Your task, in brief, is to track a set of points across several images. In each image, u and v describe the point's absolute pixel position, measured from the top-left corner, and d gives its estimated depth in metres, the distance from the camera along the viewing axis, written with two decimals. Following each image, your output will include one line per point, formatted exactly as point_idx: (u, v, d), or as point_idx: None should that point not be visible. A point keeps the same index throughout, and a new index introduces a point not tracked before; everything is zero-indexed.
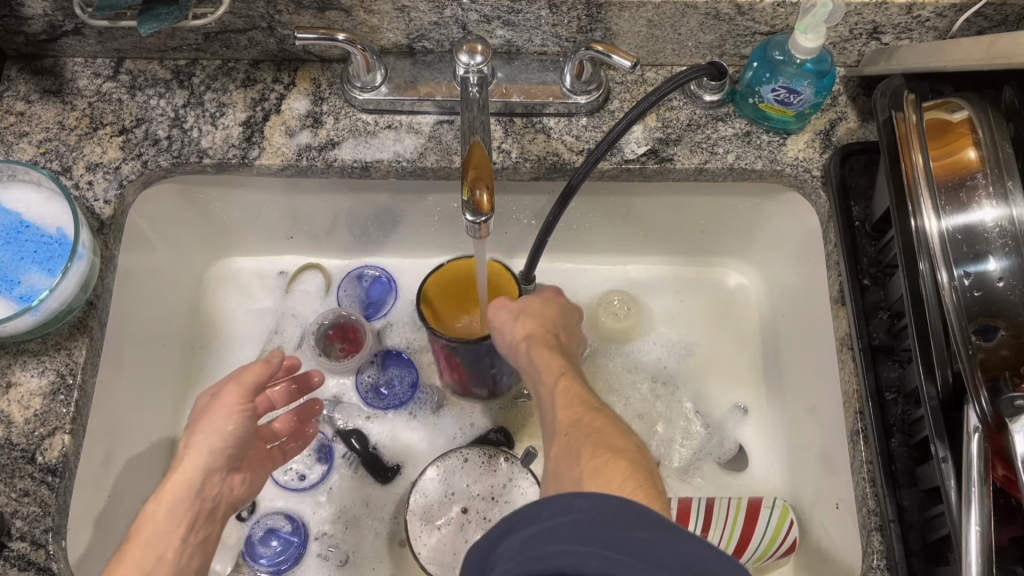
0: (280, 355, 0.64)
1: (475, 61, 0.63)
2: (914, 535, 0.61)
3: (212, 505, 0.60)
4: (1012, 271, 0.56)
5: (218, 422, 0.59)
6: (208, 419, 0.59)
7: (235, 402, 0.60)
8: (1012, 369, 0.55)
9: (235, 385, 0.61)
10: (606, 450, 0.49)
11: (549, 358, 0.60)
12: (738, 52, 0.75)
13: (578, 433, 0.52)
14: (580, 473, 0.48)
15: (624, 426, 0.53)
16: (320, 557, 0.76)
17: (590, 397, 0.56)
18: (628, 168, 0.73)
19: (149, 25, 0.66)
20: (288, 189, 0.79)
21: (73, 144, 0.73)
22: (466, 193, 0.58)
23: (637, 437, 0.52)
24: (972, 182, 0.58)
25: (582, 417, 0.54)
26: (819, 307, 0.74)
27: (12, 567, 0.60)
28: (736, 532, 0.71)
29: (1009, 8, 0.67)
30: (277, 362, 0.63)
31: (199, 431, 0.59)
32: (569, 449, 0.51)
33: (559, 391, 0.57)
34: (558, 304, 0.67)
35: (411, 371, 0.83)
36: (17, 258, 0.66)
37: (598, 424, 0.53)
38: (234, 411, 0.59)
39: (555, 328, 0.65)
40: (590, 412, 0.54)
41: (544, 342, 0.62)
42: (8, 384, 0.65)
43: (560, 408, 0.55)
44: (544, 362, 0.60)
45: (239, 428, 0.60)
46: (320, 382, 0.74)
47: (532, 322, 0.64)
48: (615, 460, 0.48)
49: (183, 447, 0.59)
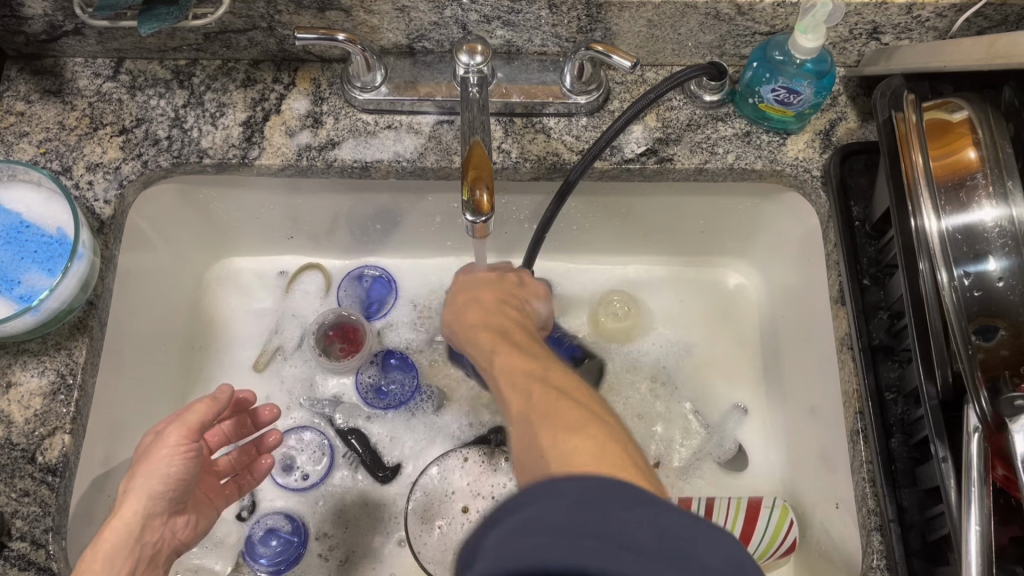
0: (227, 393, 0.62)
1: (475, 61, 0.63)
2: (914, 535, 0.61)
3: (153, 551, 0.58)
4: (1012, 271, 0.56)
5: (159, 464, 0.57)
6: (148, 462, 0.58)
7: (178, 441, 0.58)
8: (1012, 369, 0.55)
9: (178, 424, 0.59)
10: (574, 422, 0.46)
11: (496, 342, 0.56)
12: (738, 52, 0.75)
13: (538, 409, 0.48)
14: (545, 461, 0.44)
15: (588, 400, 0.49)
16: (320, 557, 0.77)
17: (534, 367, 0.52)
18: (628, 168, 0.73)
19: (148, 25, 0.66)
20: (289, 189, 0.79)
21: (73, 144, 0.73)
22: (466, 193, 0.58)
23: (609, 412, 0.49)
24: (972, 183, 0.58)
25: (536, 390, 0.49)
26: (819, 307, 0.74)
27: (12, 567, 0.60)
28: (735, 530, 0.71)
29: (1008, 8, 0.67)
30: (224, 399, 0.62)
31: (138, 474, 0.57)
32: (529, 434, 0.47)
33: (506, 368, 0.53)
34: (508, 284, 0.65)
35: (412, 373, 0.83)
36: (17, 258, 0.66)
37: (558, 395, 0.49)
38: (176, 452, 0.58)
39: (505, 307, 0.62)
40: (544, 386, 0.50)
41: (493, 325, 0.59)
42: (8, 384, 0.65)
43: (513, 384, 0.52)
44: (489, 345, 0.56)
45: (181, 470, 0.58)
46: (271, 417, 0.73)
47: (479, 310, 0.61)
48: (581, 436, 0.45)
49: (122, 494, 0.57)
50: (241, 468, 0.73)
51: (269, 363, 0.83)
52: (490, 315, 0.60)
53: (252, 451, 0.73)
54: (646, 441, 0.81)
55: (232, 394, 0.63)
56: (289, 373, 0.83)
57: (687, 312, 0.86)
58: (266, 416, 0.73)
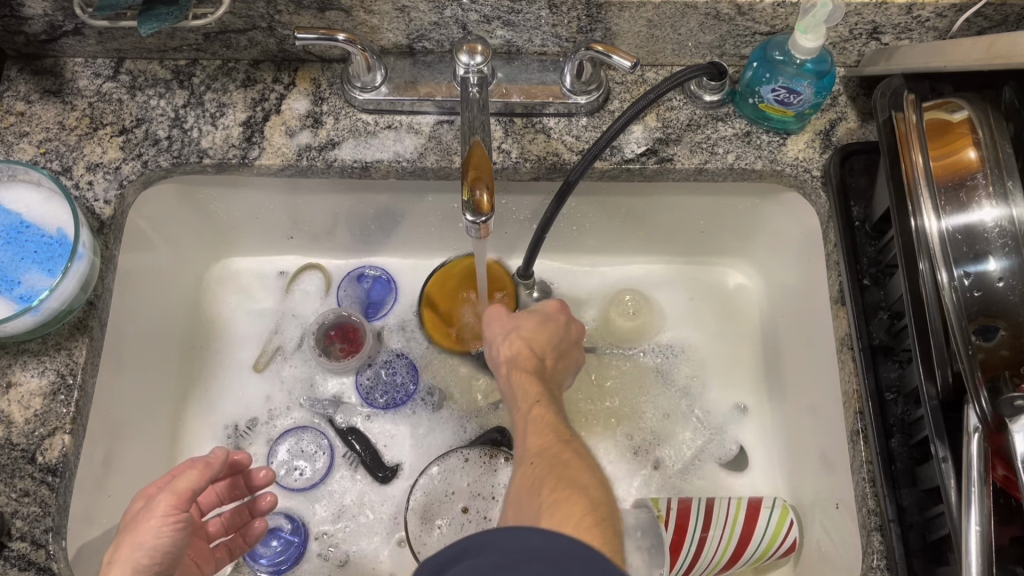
0: (220, 457, 0.60)
1: (475, 61, 0.63)
2: (914, 535, 0.61)
3: None
4: (1012, 271, 0.56)
5: (144, 536, 0.54)
6: (133, 534, 0.54)
7: (167, 511, 0.55)
8: (1012, 369, 0.55)
9: (167, 493, 0.56)
10: (566, 485, 0.51)
11: (528, 383, 0.63)
12: (738, 52, 0.75)
13: (544, 462, 0.54)
14: (539, 505, 0.50)
15: (590, 459, 0.55)
16: (319, 557, 0.76)
17: (560, 426, 0.58)
18: (628, 168, 0.73)
19: (149, 25, 0.66)
20: (289, 189, 0.79)
21: (73, 144, 0.73)
22: (466, 193, 0.58)
23: (601, 473, 0.54)
24: (972, 183, 0.58)
25: (550, 445, 0.56)
26: (819, 307, 0.74)
27: (12, 567, 0.60)
28: (736, 532, 0.71)
29: (1009, 8, 0.67)
30: (217, 465, 0.59)
31: (123, 546, 0.53)
32: (534, 475, 0.53)
33: (531, 418, 0.59)
34: (553, 325, 0.69)
35: (405, 387, 0.83)
36: (17, 258, 0.66)
37: (565, 456, 0.55)
38: (165, 523, 0.55)
39: (541, 352, 0.67)
40: (559, 443, 0.56)
41: (525, 368, 0.64)
42: (8, 384, 0.65)
43: (531, 436, 0.57)
44: (521, 388, 0.62)
45: (168, 543, 0.54)
46: (263, 482, 0.70)
47: (519, 345, 0.66)
48: (573, 498, 0.50)
49: (105, 567, 0.53)
50: (233, 531, 0.72)
51: (269, 362, 0.83)
52: (526, 354, 0.66)
53: (245, 513, 0.72)
54: (647, 442, 0.81)
55: (225, 459, 0.61)
56: (289, 373, 0.83)
57: (687, 312, 0.86)
58: (259, 479, 0.70)
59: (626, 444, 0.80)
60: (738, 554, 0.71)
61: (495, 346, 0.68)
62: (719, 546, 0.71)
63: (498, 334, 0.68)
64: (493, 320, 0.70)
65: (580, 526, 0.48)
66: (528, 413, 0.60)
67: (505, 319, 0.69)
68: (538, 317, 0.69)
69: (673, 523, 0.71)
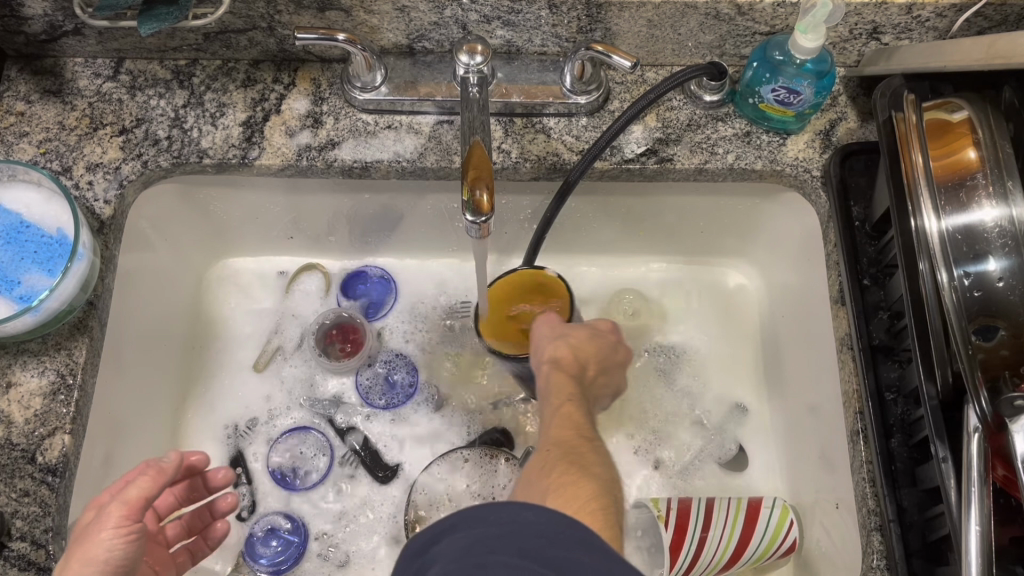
0: (174, 463, 0.56)
1: (475, 60, 0.63)
2: (914, 536, 0.61)
3: None
4: (1012, 271, 0.55)
5: (95, 549, 0.51)
6: (83, 548, 0.51)
7: (118, 523, 0.52)
8: (1012, 369, 0.55)
9: (118, 502, 0.52)
10: (578, 470, 0.54)
11: (564, 385, 0.65)
12: (738, 52, 0.75)
13: (560, 449, 0.57)
14: (546, 485, 0.53)
15: (604, 455, 0.58)
16: (319, 557, 0.76)
17: (585, 426, 0.61)
18: (628, 168, 0.73)
19: (149, 25, 0.66)
20: (290, 189, 0.79)
21: (73, 144, 0.73)
22: (466, 193, 0.58)
23: (613, 469, 0.57)
24: (972, 182, 0.58)
25: (571, 438, 0.59)
26: (819, 307, 0.74)
27: (12, 567, 0.60)
28: (736, 531, 0.71)
29: (1009, 8, 0.67)
30: (171, 470, 0.56)
31: (73, 559, 0.51)
32: (544, 462, 0.56)
33: (558, 415, 0.62)
34: (604, 341, 0.71)
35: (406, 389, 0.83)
36: (18, 258, 0.66)
37: (582, 449, 0.58)
38: (116, 535, 0.52)
39: (586, 362, 0.69)
40: (580, 440, 0.59)
41: (565, 370, 0.67)
42: (8, 385, 0.65)
43: (554, 426, 0.60)
44: (556, 385, 0.65)
45: (120, 556, 0.52)
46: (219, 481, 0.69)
47: (565, 349, 0.68)
48: (583, 482, 0.53)
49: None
50: (195, 533, 0.71)
51: (269, 362, 0.83)
52: (570, 360, 0.68)
53: (206, 516, 0.71)
54: (648, 441, 0.81)
55: (178, 461, 0.57)
56: (289, 373, 0.83)
57: (688, 312, 0.86)
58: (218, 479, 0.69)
59: (626, 444, 0.80)
60: (738, 553, 0.71)
61: (540, 348, 0.70)
62: (719, 546, 0.71)
63: (546, 336, 0.70)
64: (541, 324, 0.72)
65: (582, 509, 0.51)
66: (558, 408, 0.62)
67: (558, 326, 0.72)
68: (588, 331, 0.71)
69: (673, 523, 0.71)
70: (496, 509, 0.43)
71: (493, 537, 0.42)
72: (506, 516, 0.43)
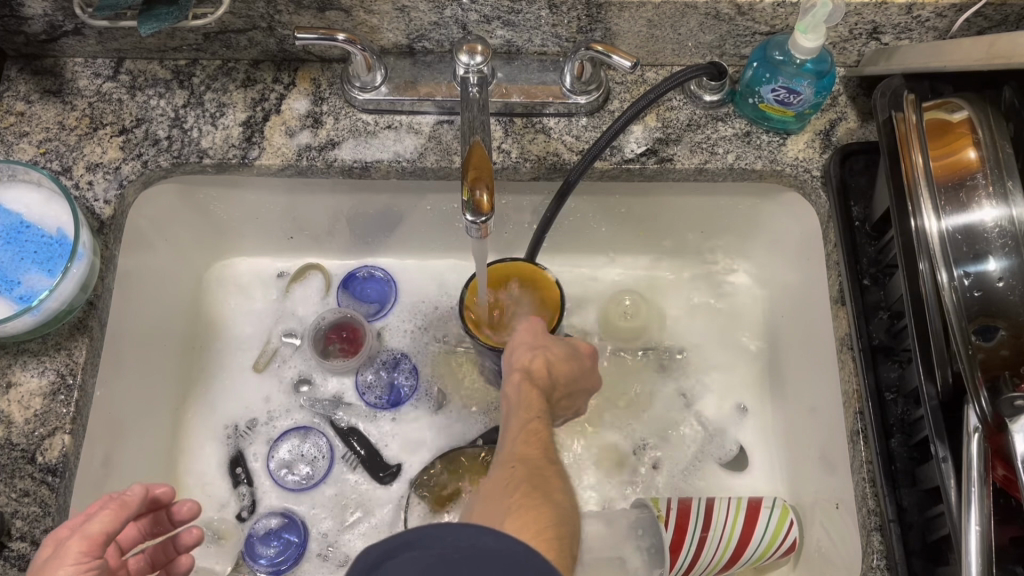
0: (138, 495, 0.55)
1: (475, 61, 0.63)
2: (914, 535, 0.61)
3: None
4: (1012, 271, 0.55)
5: None
6: None
7: (78, 559, 0.51)
8: (1012, 369, 0.55)
9: (79, 538, 0.51)
10: (541, 495, 0.55)
11: (533, 398, 0.66)
12: (738, 52, 0.75)
13: (524, 471, 0.58)
14: (507, 504, 0.54)
15: (566, 482, 0.60)
16: (319, 557, 0.76)
17: (549, 451, 0.63)
18: (628, 168, 0.73)
19: (148, 25, 0.66)
20: (290, 189, 0.79)
21: (73, 144, 0.73)
22: (466, 193, 0.58)
23: (572, 498, 0.58)
24: (972, 183, 0.58)
25: (538, 467, 0.59)
26: (819, 306, 0.74)
27: (12, 567, 0.60)
28: (735, 531, 0.71)
29: (1009, 7, 0.67)
30: (134, 504, 0.55)
31: None
32: (508, 478, 0.57)
33: (525, 429, 0.64)
34: (578, 363, 0.72)
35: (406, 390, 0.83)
36: (17, 258, 0.66)
37: (546, 474, 0.59)
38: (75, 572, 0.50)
39: (557, 380, 0.70)
40: (545, 462, 0.60)
41: (537, 384, 0.68)
42: (9, 384, 0.65)
43: (519, 442, 0.62)
44: (526, 398, 0.66)
45: None
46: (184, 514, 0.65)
47: (540, 362, 0.69)
48: (542, 510, 0.54)
49: None
50: (158, 568, 0.66)
51: (269, 363, 0.83)
52: (543, 373, 0.68)
53: (169, 549, 0.66)
54: (647, 441, 0.81)
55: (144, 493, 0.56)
56: (289, 374, 0.83)
57: (688, 312, 0.86)
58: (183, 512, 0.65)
59: (626, 445, 0.81)
60: (738, 553, 0.71)
61: (517, 353, 0.70)
62: (719, 547, 0.71)
63: (525, 345, 0.71)
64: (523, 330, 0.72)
65: (539, 534, 0.51)
66: (526, 423, 0.64)
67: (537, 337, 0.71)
68: (568, 350, 0.72)
69: (673, 523, 0.71)
70: (457, 531, 0.41)
71: (449, 559, 0.40)
72: (464, 539, 0.40)
